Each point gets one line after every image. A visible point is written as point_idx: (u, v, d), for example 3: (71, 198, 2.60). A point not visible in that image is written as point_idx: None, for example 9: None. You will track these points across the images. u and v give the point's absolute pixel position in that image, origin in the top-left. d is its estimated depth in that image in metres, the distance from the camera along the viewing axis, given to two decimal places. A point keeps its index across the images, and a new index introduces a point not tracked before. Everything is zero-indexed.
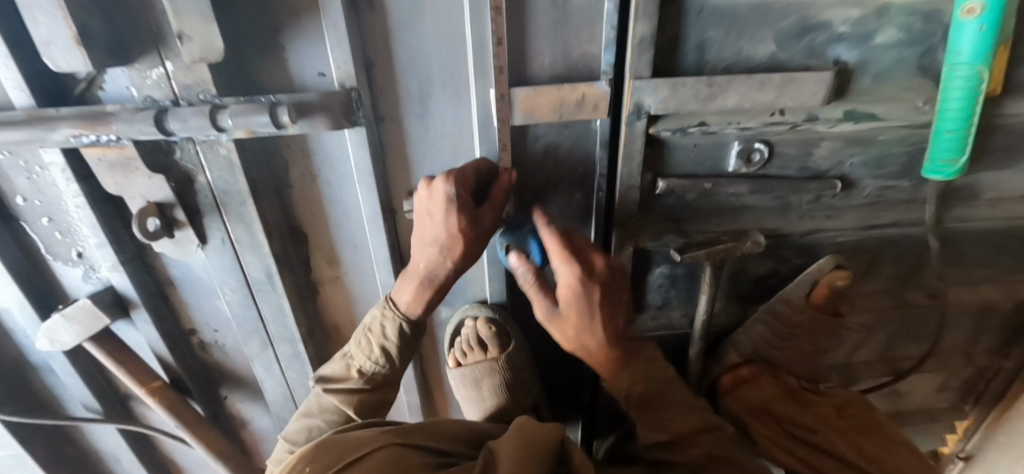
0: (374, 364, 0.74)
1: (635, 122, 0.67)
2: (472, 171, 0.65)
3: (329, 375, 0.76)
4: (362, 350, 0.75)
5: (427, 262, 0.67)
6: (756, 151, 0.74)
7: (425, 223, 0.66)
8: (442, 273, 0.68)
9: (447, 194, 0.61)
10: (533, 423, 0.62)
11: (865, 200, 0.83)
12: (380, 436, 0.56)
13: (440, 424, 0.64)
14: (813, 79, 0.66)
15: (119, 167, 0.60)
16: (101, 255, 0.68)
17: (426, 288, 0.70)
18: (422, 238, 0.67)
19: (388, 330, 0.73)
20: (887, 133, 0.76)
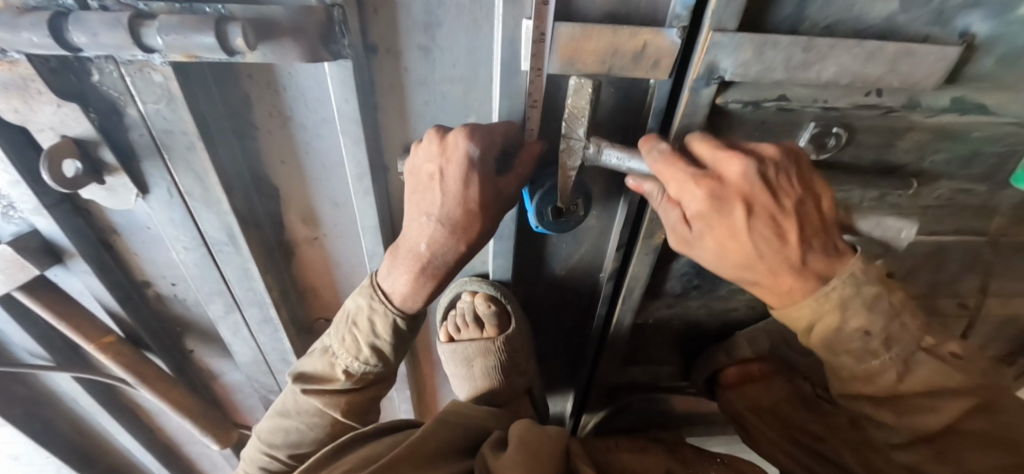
0: (363, 365, 0.65)
1: (703, 89, 0.52)
2: (502, 133, 0.52)
3: (309, 373, 0.67)
4: (346, 348, 0.65)
5: (426, 246, 0.56)
6: (831, 137, 0.61)
7: (425, 198, 0.53)
8: (448, 259, 0.57)
9: (469, 156, 0.49)
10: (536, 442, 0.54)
11: (934, 201, 0.72)
12: None
13: (427, 436, 0.57)
14: (934, 56, 0.51)
15: (14, 90, 0.45)
16: (16, 196, 0.54)
17: (424, 277, 0.59)
18: (419, 208, 0.55)
19: (379, 326, 0.63)
20: (987, 129, 0.63)
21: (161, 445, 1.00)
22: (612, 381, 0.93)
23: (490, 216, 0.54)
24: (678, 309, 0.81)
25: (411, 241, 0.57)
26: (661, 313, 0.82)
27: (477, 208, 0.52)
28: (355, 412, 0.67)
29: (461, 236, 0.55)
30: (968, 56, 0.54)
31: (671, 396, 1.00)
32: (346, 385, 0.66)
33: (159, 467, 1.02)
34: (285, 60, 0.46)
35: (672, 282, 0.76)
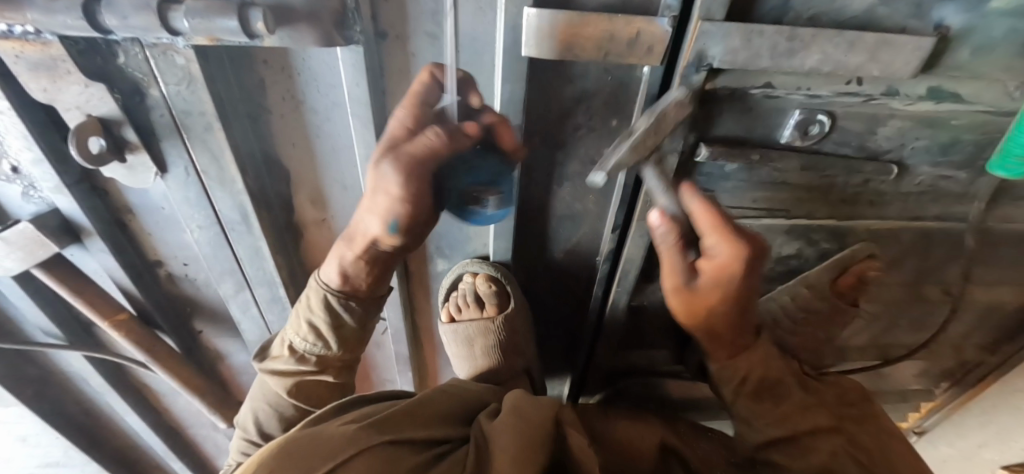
0: (305, 343, 0.70)
1: (692, 75, 0.55)
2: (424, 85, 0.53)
3: (269, 353, 0.74)
4: (292, 326, 0.71)
5: (378, 238, 0.60)
6: (816, 124, 0.64)
7: (378, 197, 0.55)
8: (375, 232, 0.59)
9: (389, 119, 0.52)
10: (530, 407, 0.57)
11: (915, 188, 0.75)
12: (356, 435, 0.49)
13: (422, 403, 0.59)
14: (911, 46, 0.55)
15: (44, 70, 0.47)
16: (40, 174, 0.57)
17: (363, 255, 0.63)
18: (372, 204, 0.56)
19: (313, 302, 0.69)
20: (963, 118, 0.66)
21: (166, 427, 1.03)
22: (609, 365, 0.96)
23: (425, 207, 0.56)
24: None
25: (361, 222, 0.60)
26: (656, 298, 0.85)
27: (411, 194, 0.53)
28: (303, 395, 0.72)
29: (398, 214, 0.55)
30: (943, 47, 0.58)
31: (667, 381, 1.03)
32: (292, 365, 0.71)
33: (164, 449, 1.04)
34: (301, 45, 0.49)
35: None
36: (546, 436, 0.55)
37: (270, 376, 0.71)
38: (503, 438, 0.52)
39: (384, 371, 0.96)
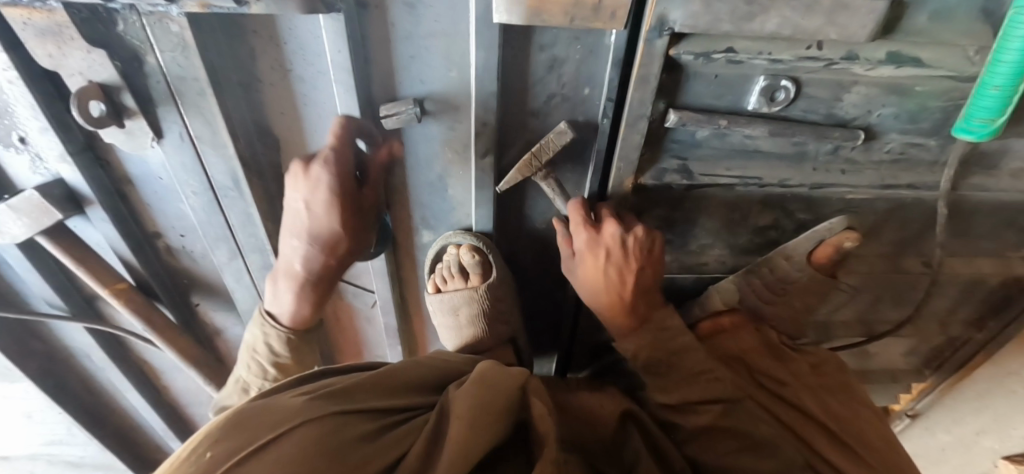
0: (265, 383, 0.81)
1: (656, 40, 0.58)
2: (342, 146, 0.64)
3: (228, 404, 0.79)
4: (252, 373, 0.81)
5: (308, 262, 0.74)
6: (781, 90, 0.67)
7: (314, 234, 0.71)
8: (314, 262, 0.74)
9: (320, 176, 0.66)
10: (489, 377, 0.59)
11: (886, 156, 0.77)
12: (309, 405, 0.49)
13: (384, 376, 0.60)
14: (866, 9, 0.57)
15: (50, 36, 0.52)
16: (46, 141, 0.61)
17: (303, 286, 0.76)
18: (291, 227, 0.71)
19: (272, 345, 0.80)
20: (926, 84, 0.69)
21: (166, 406, 1.06)
22: (595, 340, 0.98)
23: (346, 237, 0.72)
24: None
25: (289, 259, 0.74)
26: None
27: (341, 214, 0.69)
28: None
29: (330, 254, 0.73)
30: (899, 11, 0.60)
31: None
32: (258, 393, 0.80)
33: (164, 427, 1.07)
34: (285, 12, 0.53)
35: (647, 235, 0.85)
36: (501, 406, 0.56)
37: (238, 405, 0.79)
38: (459, 407, 0.52)
39: (376, 346, 0.99)
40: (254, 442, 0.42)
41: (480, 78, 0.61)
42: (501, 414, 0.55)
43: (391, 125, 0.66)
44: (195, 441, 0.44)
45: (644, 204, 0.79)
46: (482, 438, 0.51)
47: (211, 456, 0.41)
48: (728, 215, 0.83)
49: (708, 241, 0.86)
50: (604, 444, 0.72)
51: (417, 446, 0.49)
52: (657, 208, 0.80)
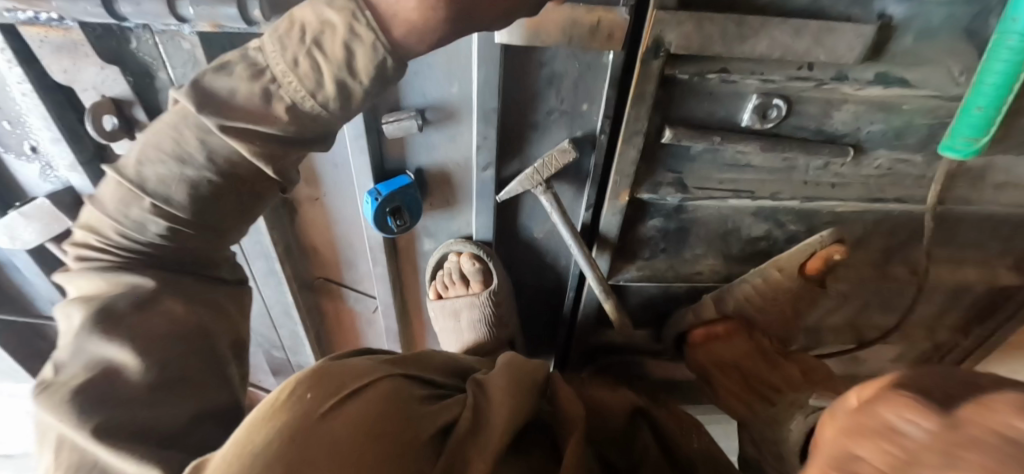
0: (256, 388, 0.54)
1: (652, 60, 0.60)
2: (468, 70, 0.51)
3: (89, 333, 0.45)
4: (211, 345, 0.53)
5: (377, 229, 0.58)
6: (773, 108, 0.69)
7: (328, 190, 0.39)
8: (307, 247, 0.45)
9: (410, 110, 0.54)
10: (518, 362, 0.61)
11: (875, 171, 0.80)
12: (378, 367, 0.49)
13: (419, 355, 0.60)
14: (853, 33, 0.60)
15: (65, 51, 0.54)
16: (57, 151, 0.63)
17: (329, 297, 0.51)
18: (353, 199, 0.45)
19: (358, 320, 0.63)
20: (913, 102, 0.71)
21: None
22: (590, 343, 1.01)
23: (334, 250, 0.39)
24: (646, 271, 0.89)
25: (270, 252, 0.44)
26: (631, 277, 0.89)
27: None
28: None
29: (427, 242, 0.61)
30: (886, 34, 0.63)
31: (647, 360, 1.08)
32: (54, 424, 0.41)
33: None
34: None
35: (641, 245, 0.85)
36: (531, 385, 0.59)
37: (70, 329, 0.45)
38: (496, 381, 0.55)
39: (376, 349, 1.01)
40: (339, 393, 0.42)
41: (483, 93, 0.63)
42: (513, 384, 0.56)
43: (393, 132, 0.66)
44: (285, 388, 0.42)
45: (640, 214, 0.81)
46: (496, 397, 0.52)
47: (309, 398, 0.40)
48: (723, 225, 0.85)
49: (701, 250, 0.88)
50: (612, 436, 0.68)
51: (467, 416, 0.49)
52: (653, 219, 0.82)
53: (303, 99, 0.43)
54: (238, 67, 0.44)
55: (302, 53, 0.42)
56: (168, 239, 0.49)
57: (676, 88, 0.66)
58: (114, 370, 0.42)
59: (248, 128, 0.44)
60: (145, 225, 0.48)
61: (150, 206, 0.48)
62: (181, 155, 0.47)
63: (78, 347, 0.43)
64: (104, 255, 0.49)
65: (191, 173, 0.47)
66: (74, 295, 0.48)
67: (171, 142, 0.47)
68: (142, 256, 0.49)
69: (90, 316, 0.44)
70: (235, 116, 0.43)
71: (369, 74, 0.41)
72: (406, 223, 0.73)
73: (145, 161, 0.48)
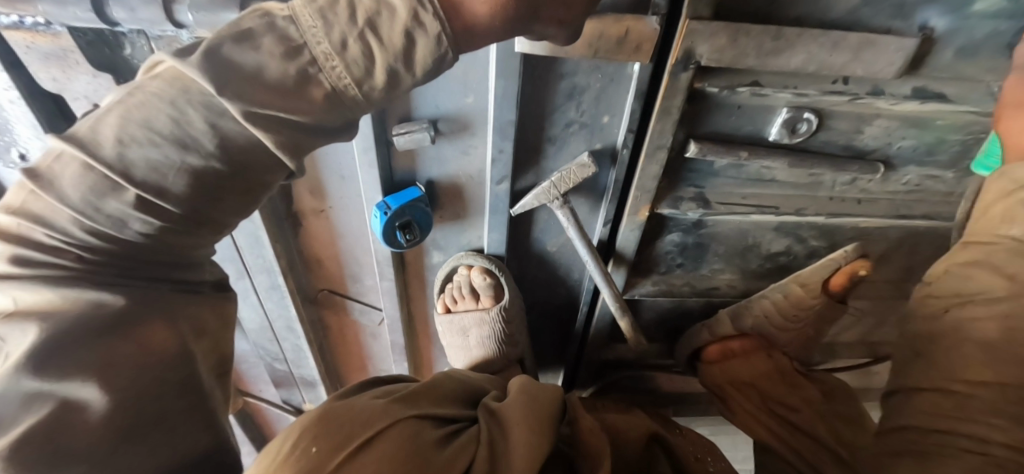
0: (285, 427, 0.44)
1: (681, 73, 0.57)
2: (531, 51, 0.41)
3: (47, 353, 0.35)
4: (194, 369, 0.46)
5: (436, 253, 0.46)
6: (803, 122, 0.65)
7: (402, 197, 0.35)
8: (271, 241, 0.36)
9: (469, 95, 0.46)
10: (534, 389, 0.57)
11: (902, 187, 0.76)
12: (387, 408, 0.48)
13: (433, 383, 0.58)
14: (894, 47, 0.56)
15: (54, 59, 0.51)
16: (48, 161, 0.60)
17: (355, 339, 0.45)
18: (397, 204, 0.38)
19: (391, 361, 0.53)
20: (948, 117, 0.67)
21: None
22: (600, 358, 0.98)
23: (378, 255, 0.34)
24: (662, 287, 0.87)
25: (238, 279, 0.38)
26: (647, 291, 0.87)
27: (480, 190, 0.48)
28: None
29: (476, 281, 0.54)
30: (925, 47, 0.59)
31: (658, 374, 1.06)
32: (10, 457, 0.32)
33: None
34: None
35: (657, 259, 0.83)
36: (550, 414, 0.56)
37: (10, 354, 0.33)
38: (515, 412, 0.52)
39: (381, 359, 0.98)
40: (346, 446, 0.42)
41: (500, 106, 0.60)
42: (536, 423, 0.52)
43: (403, 143, 0.63)
44: (293, 435, 0.44)
45: (659, 229, 0.78)
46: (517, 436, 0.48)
47: (317, 452, 0.42)
48: (742, 241, 0.82)
49: (719, 265, 0.85)
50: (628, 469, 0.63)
51: (481, 457, 0.47)
52: (672, 233, 0.79)
53: (346, 88, 0.35)
54: (266, 38, 0.33)
55: (351, 35, 0.33)
56: (151, 240, 0.38)
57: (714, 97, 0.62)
58: (75, 409, 0.34)
59: (276, 116, 0.34)
60: (125, 222, 0.36)
61: (135, 200, 0.35)
62: (182, 138, 0.34)
63: (8, 386, 0.32)
64: (54, 259, 0.36)
65: (195, 161, 0.35)
66: (7, 314, 0.34)
67: (167, 122, 0.34)
68: (110, 258, 0.37)
69: (40, 349, 0.33)
70: (265, 99, 0.33)
71: (426, 67, 0.35)
72: (416, 237, 0.70)
73: (123, 137, 0.35)
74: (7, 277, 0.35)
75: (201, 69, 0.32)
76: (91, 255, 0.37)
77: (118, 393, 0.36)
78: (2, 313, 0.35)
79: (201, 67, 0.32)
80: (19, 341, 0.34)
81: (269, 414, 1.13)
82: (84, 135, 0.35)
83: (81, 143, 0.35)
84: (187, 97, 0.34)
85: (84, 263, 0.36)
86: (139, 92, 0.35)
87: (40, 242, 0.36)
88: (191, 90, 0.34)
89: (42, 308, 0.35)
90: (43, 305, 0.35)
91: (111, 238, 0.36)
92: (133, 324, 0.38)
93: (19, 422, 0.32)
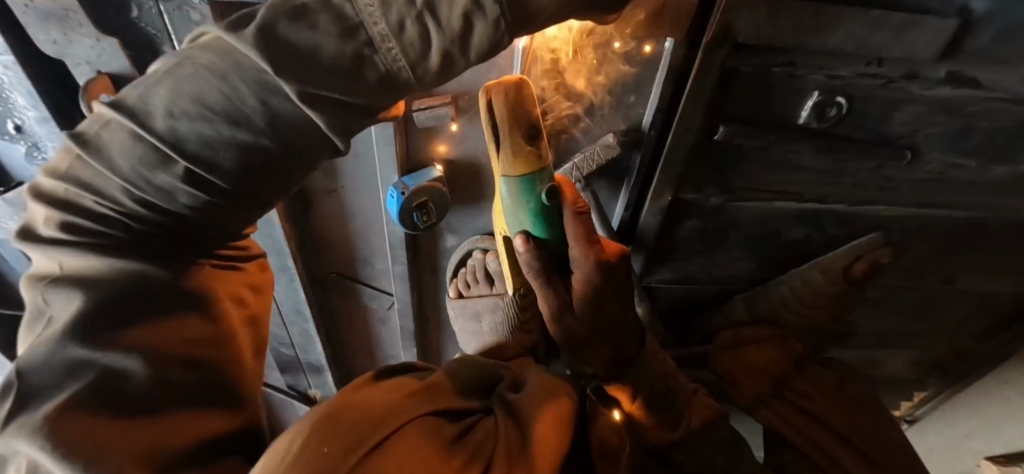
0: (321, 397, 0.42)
1: (716, 50, 0.55)
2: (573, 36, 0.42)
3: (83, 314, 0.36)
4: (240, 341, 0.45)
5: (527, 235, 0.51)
6: (834, 106, 0.62)
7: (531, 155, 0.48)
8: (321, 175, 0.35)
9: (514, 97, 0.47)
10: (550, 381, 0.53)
11: (926, 176, 0.74)
12: (401, 405, 0.43)
13: (448, 374, 0.54)
14: (933, 27, 0.54)
15: (55, 19, 0.47)
16: (46, 133, 0.58)
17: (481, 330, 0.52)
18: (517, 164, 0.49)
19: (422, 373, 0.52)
20: (978, 105, 0.64)
21: None
22: None
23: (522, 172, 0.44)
24: (678, 273, 0.88)
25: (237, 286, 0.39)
26: (662, 277, 0.89)
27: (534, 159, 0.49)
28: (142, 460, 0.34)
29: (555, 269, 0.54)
30: (963, 31, 0.56)
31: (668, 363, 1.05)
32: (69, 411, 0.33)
33: None
34: None
35: (676, 244, 0.82)
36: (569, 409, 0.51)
37: (55, 314, 0.36)
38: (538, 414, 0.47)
39: (389, 346, 0.96)
40: (362, 447, 0.37)
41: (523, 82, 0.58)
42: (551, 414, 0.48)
43: (423, 121, 0.61)
44: (297, 433, 0.38)
45: (680, 215, 0.77)
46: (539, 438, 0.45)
47: (329, 449, 0.36)
48: (761, 228, 0.81)
49: (736, 253, 0.84)
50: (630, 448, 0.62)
51: (501, 457, 0.42)
52: (692, 219, 0.78)
53: (399, 70, 0.36)
54: (322, 16, 0.34)
55: (409, 16, 0.33)
56: (197, 214, 0.39)
57: (752, 82, 0.60)
58: (119, 377, 0.34)
59: (328, 96, 0.35)
60: (174, 194, 0.37)
61: (184, 173, 0.36)
62: (234, 114, 0.35)
63: (58, 353, 0.34)
64: (103, 229, 0.37)
65: (245, 138, 0.36)
66: (52, 279, 0.37)
67: (218, 99, 0.35)
68: (156, 229, 0.39)
69: (80, 319, 0.35)
70: (321, 80, 0.34)
71: (482, 50, 0.36)
72: (432, 220, 0.68)
73: (174, 110, 0.35)
74: (58, 243, 0.37)
75: (258, 48, 0.32)
76: (138, 225, 0.38)
77: (160, 365, 0.36)
78: (48, 277, 0.37)
79: (258, 45, 0.33)
80: (64, 307, 0.36)
81: (274, 400, 1.11)
82: (135, 105, 0.36)
83: (134, 115, 0.36)
84: (240, 74, 0.34)
85: (131, 233, 0.38)
86: (189, 63, 0.36)
87: (87, 209, 0.37)
88: (243, 66, 0.34)
89: (86, 275, 0.37)
90: (88, 272, 0.37)
91: (161, 209, 0.38)
92: (174, 296, 0.40)
93: (68, 386, 0.33)
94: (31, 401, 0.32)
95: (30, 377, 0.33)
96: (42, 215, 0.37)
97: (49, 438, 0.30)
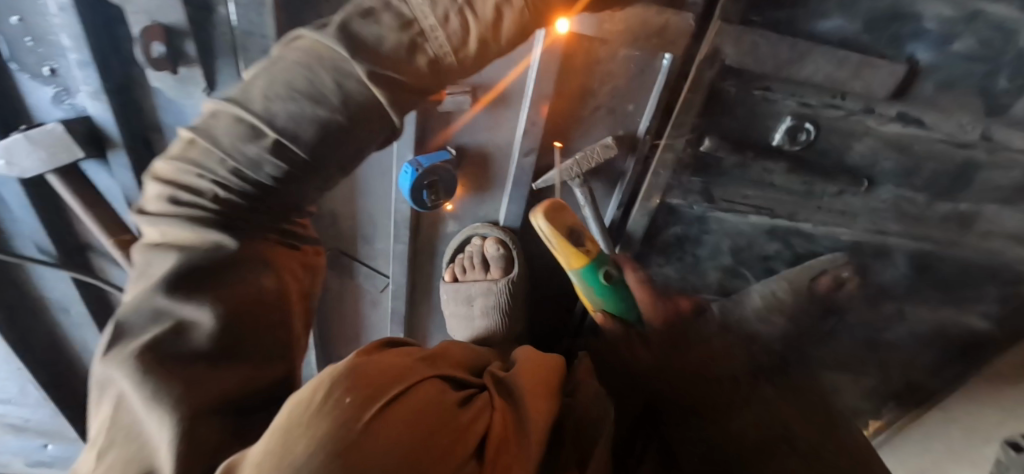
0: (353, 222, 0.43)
1: (706, 69, 0.63)
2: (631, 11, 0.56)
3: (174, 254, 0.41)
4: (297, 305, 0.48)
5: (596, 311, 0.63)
6: (803, 131, 0.71)
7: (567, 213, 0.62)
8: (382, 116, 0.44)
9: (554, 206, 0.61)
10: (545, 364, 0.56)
11: (880, 204, 0.83)
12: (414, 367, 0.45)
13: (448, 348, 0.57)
14: (886, 70, 0.64)
15: None
16: (83, 77, 0.60)
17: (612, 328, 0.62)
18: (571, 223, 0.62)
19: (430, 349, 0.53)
20: (923, 145, 0.74)
21: None
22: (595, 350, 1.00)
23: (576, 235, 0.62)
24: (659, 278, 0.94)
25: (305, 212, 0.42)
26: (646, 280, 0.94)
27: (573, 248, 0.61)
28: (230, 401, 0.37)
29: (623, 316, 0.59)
30: (911, 77, 0.66)
31: None
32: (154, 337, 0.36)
33: None
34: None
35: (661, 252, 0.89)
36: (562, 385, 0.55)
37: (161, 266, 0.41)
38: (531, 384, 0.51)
39: (375, 330, 0.97)
40: (377, 395, 0.36)
41: (540, 79, 0.65)
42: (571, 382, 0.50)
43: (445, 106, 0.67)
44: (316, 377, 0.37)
45: (665, 220, 0.84)
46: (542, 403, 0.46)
47: (343, 390, 0.35)
48: (736, 240, 0.88)
49: (714, 262, 0.92)
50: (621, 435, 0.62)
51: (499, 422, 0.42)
52: (675, 226, 0.85)
53: (444, 56, 0.42)
54: (385, 15, 0.42)
55: (451, 10, 0.40)
56: (276, 182, 0.44)
57: (733, 102, 0.68)
58: (190, 327, 0.38)
59: (389, 76, 0.42)
60: (260, 164, 0.42)
61: (270, 144, 0.42)
62: (316, 94, 0.42)
63: (150, 302, 0.38)
64: (197, 198, 0.43)
65: (323, 113, 0.42)
66: (158, 245, 0.43)
67: (304, 81, 0.42)
68: (241, 200, 0.44)
69: (175, 271, 0.39)
70: (385, 66, 0.41)
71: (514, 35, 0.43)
72: (440, 199, 0.72)
73: (270, 95, 0.42)
74: (163, 214, 0.43)
75: (338, 40, 0.40)
76: (225, 195, 0.43)
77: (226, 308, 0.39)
78: (154, 243, 0.43)
79: (339, 40, 0.40)
80: (161, 263, 0.41)
81: None
82: (238, 96, 0.44)
83: (236, 104, 0.43)
84: (322, 63, 0.41)
85: (219, 202, 0.43)
86: (284, 59, 0.43)
87: (190, 185, 0.43)
88: (325, 58, 0.41)
89: (179, 242, 0.42)
90: (183, 240, 0.42)
91: (248, 181, 0.43)
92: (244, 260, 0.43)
93: (151, 329, 0.37)
94: (125, 342, 0.37)
95: (129, 320, 0.39)
96: (156, 193, 0.45)
97: (132, 365, 0.34)
